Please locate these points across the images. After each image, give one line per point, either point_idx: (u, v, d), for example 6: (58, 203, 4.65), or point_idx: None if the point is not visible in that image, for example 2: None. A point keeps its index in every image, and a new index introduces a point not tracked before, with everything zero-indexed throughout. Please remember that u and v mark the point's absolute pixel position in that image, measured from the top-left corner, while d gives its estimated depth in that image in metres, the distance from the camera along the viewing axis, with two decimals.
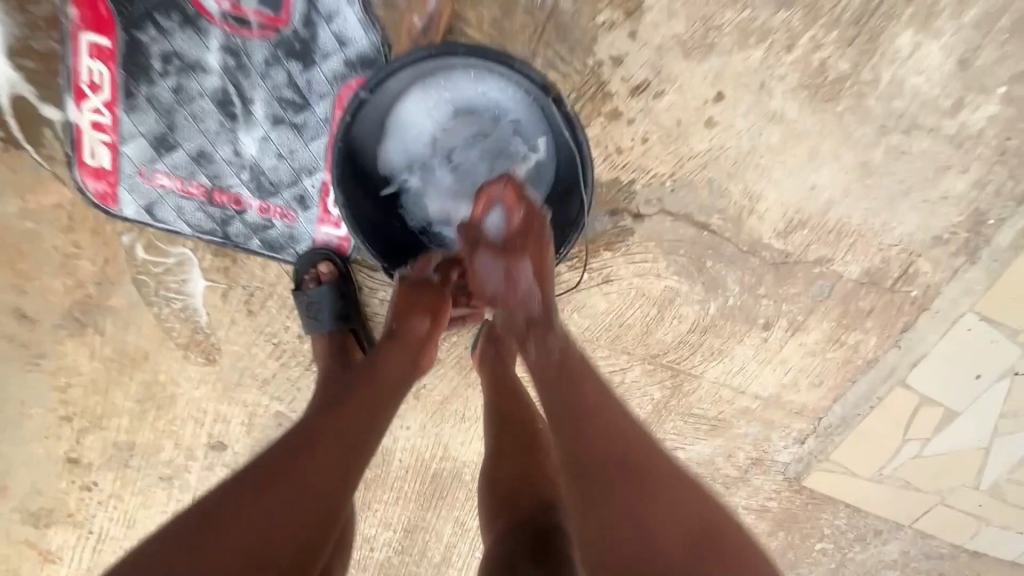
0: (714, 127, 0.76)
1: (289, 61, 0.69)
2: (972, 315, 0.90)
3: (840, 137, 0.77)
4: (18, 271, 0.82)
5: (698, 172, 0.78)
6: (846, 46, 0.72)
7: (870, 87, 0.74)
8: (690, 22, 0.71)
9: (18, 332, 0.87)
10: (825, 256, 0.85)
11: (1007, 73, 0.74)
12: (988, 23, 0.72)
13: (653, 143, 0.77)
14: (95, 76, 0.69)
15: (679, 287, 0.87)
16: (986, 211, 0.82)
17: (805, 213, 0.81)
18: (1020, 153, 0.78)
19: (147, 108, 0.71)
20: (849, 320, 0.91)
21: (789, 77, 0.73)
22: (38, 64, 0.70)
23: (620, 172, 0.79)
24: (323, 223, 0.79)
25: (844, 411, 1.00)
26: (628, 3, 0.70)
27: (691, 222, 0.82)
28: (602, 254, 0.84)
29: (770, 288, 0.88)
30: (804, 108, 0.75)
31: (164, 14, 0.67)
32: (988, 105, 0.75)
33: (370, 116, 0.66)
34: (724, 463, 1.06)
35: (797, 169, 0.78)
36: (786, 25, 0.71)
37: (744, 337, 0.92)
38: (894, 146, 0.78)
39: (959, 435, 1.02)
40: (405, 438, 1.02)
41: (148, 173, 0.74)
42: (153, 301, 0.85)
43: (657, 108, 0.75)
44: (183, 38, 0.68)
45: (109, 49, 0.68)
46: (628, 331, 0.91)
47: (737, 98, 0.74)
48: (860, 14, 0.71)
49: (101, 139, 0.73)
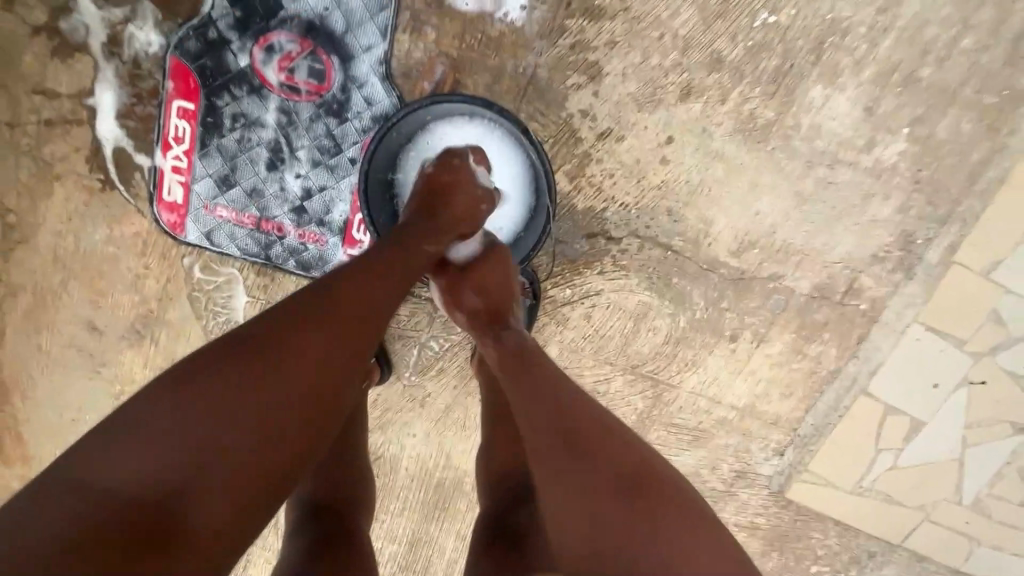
0: (668, 164, 0.93)
1: (328, 117, 0.90)
2: (917, 325, 1.01)
3: (774, 170, 0.93)
4: (95, 287, 0.98)
5: (659, 202, 0.94)
6: (768, 99, 0.90)
7: (793, 130, 0.91)
8: (640, 83, 0.90)
9: (85, 341, 1.01)
10: (776, 273, 0.98)
11: (907, 117, 0.90)
12: (882, 80, 0.89)
13: (618, 178, 0.93)
14: (180, 132, 0.90)
15: (651, 301, 1.00)
16: (913, 232, 0.96)
17: (753, 235, 0.96)
18: (933, 183, 0.93)
19: (216, 156, 0.91)
20: (808, 333, 1.02)
21: (724, 124, 0.91)
22: (138, 123, 0.91)
23: (594, 202, 0.94)
24: (347, 246, 0.94)
25: (816, 420, 1.08)
26: (591, 70, 0.90)
27: (656, 243, 0.97)
28: (582, 272, 0.98)
29: (732, 301, 1.00)
30: (740, 147, 0.92)
31: (236, 86, 0.89)
32: (896, 144, 0.92)
33: (388, 149, 0.85)
34: (709, 475, 1.13)
35: (741, 198, 0.94)
36: (718, 84, 0.90)
37: (714, 348, 1.04)
38: (821, 177, 0.93)
39: (929, 445, 1.09)
40: (412, 445, 1.12)
41: (210, 207, 0.93)
42: (202, 314, 0.99)
43: (619, 149, 0.92)
44: (248, 103, 0.89)
45: (193, 111, 0.89)
46: (609, 341, 1.03)
47: (684, 141, 0.92)
48: (776, 74, 0.89)
49: (177, 180, 0.92)
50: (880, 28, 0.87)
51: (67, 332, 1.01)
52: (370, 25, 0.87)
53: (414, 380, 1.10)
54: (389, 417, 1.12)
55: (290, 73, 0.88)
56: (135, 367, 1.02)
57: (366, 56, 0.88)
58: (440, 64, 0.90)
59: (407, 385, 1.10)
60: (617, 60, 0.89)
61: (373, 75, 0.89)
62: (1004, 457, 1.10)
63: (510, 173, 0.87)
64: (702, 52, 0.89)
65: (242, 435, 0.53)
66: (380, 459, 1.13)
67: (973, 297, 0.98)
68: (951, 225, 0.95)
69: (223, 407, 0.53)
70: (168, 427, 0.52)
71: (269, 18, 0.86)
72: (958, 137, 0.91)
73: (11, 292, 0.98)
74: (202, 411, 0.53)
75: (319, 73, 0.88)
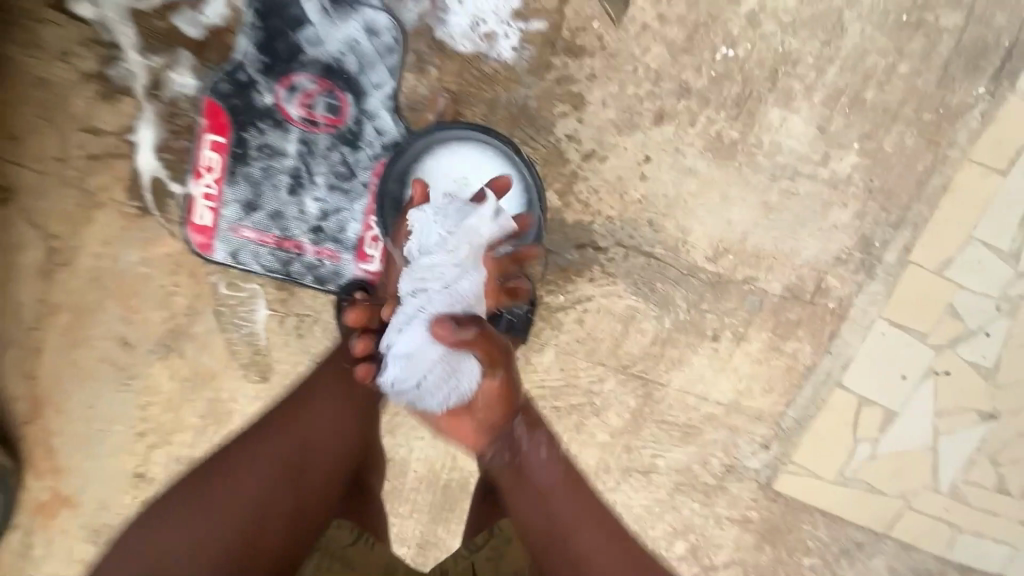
0: (647, 180, 1.04)
1: (343, 146, 1.01)
2: (882, 321, 1.10)
3: (741, 183, 1.04)
4: (129, 304, 1.07)
5: (640, 215, 1.05)
6: (732, 121, 1.02)
7: (756, 148, 1.03)
8: (619, 110, 1.02)
9: (117, 355, 1.09)
10: (750, 276, 1.08)
11: (857, 133, 1.02)
12: (831, 102, 1.01)
13: (603, 194, 1.04)
14: (211, 162, 1.01)
15: (638, 305, 1.09)
16: (871, 236, 1.06)
17: (727, 242, 1.06)
18: (885, 191, 1.04)
19: (242, 182, 1.01)
20: (783, 331, 1.11)
21: (695, 143, 1.02)
22: (173, 156, 1.02)
23: (582, 216, 1.05)
24: (360, 261, 1.04)
25: (796, 413, 1.16)
26: (575, 100, 1.02)
27: (640, 251, 1.07)
28: (574, 280, 1.08)
29: (712, 303, 1.10)
30: (710, 163, 1.03)
31: (262, 121, 1.00)
32: (848, 157, 1.03)
33: (399, 168, 0.96)
34: (701, 470, 1.19)
35: (713, 209, 1.05)
36: (687, 109, 1.01)
37: (698, 348, 1.12)
38: (784, 188, 1.04)
39: (904, 435, 1.17)
40: (420, 447, 1.19)
41: (235, 228, 1.02)
42: (226, 327, 1.08)
43: (603, 168, 1.03)
44: (273, 135, 1.00)
45: (223, 144, 1.00)
46: (601, 343, 1.12)
47: (660, 159, 1.03)
48: (738, 99, 1.01)
49: (207, 205, 1.02)
50: (826, 57, 1.00)
51: (101, 347, 1.09)
52: (380, 65, 0.99)
53: None
54: (398, 421, 1.19)
55: (310, 109, 1.00)
56: (162, 379, 1.10)
57: (377, 92, 1.00)
58: (442, 98, 1.02)
59: None
60: (598, 90, 1.01)
61: (383, 108, 1.00)
62: (975, 443, 1.17)
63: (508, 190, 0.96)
64: (672, 82, 1.01)
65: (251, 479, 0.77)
66: (389, 462, 1.20)
67: (930, 293, 1.08)
68: (904, 228, 1.06)
69: (237, 466, 0.78)
70: (200, 487, 0.75)
71: (291, 62, 0.98)
72: (903, 150, 1.03)
73: (51, 311, 1.07)
74: (223, 471, 0.77)
75: (335, 107, 1.00)
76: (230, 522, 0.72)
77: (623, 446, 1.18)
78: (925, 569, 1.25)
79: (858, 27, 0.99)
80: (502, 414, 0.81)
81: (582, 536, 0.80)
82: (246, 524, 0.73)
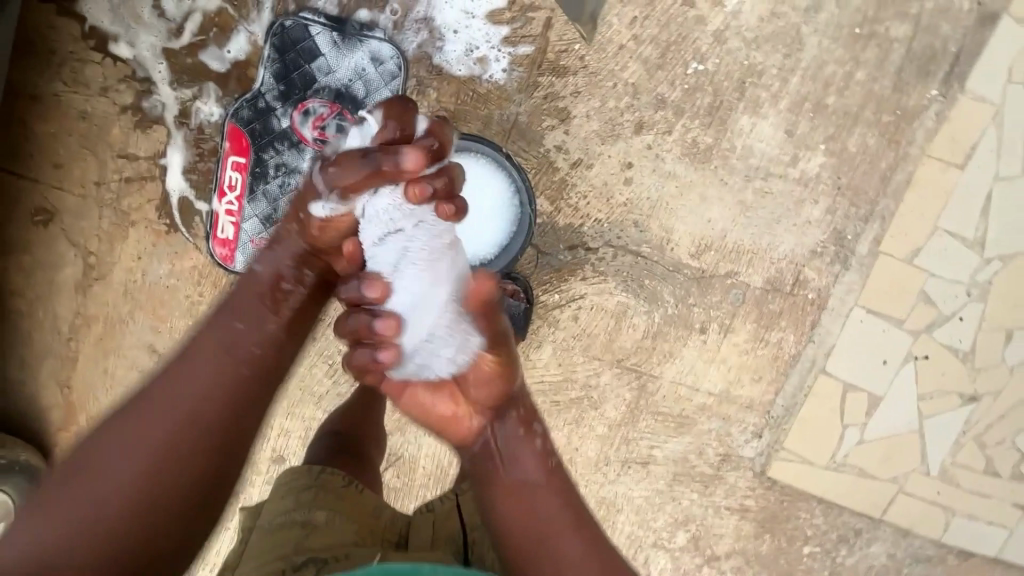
0: (631, 184, 1.13)
1: None
2: (859, 309, 1.17)
3: (717, 185, 1.13)
4: (157, 314, 1.16)
5: (626, 216, 1.14)
6: (706, 128, 1.11)
7: (730, 152, 1.12)
8: (602, 122, 1.12)
9: (145, 363, 1.18)
10: (732, 270, 1.16)
11: (822, 136, 1.11)
12: (796, 108, 1.10)
13: (590, 198, 1.13)
14: (233, 181, 1.11)
15: (628, 301, 1.17)
16: (843, 229, 1.14)
17: (708, 239, 1.14)
18: (852, 187, 1.12)
19: (261, 199, 1.11)
20: (767, 322, 1.18)
21: (673, 149, 1.12)
22: (199, 176, 1.13)
23: (572, 219, 1.14)
24: None
25: (784, 401, 1.22)
26: (561, 114, 1.12)
27: (627, 251, 1.15)
28: (567, 279, 1.16)
29: (698, 297, 1.17)
30: (688, 167, 1.12)
31: (279, 142, 1.11)
32: (816, 157, 1.12)
33: None
34: (697, 460, 1.24)
35: (694, 209, 1.13)
36: (664, 119, 1.11)
37: (687, 341, 1.19)
38: (758, 188, 1.13)
39: (890, 419, 1.22)
40: (428, 444, 1.26)
41: (256, 241, 1.12)
42: None
43: (589, 175, 1.13)
44: (289, 155, 1.11)
45: (244, 164, 1.11)
46: (595, 339, 1.19)
47: (642, 165, 1.12)
48: (709, 109, 1.11)
49: (229, 220, 1.11)
50: (788, 69, 1.10)
51: (130, 355, 1.17)
52: (385, 89, 1.10)
53: None
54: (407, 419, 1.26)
55: (322, 130, 1.11)
56: None
57: None
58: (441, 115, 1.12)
59: None
60: (582, 104, 1.11)
61: None
62: (960, 425, 1.22)
63: (499, 197, 1.05)
64: (649, 95, 1.11)
65: (111, 476, 0.67)
66: (399, 459, 1.26)
67: (903, 281, 1.15)
68: (874, 221, 1.13)
69: (103, 452, 0.68)
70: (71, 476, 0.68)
71: (306, 89, 1.10)
72: (866, 149, 1.11)
73: (86, 323, 1.17)
74: (92, 461, 0.68)
75: (345, 128, 1.10)
76: (89, 520, 0.65)
77: (621, 439, 1.24)
78: (922, 554, 1.28)
79: (815, 40, 1.09)
80: (497, 396, 0.70)
81: (569, 552, 0.72)
82: (102, 519, 0.65)
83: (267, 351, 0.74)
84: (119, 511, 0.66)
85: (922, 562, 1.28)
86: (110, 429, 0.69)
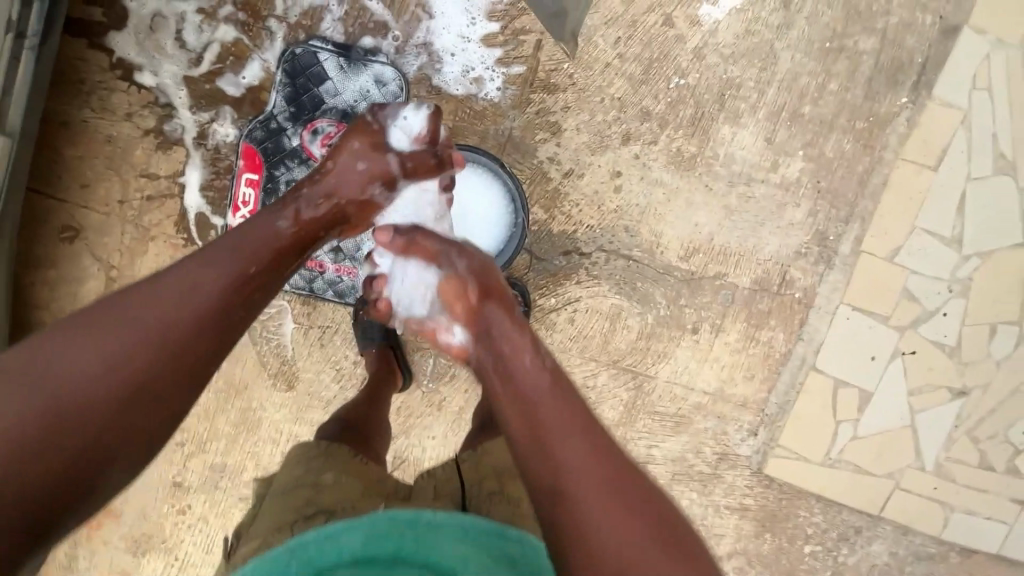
0: (620, 192, 1.19)
1: None
2: (845, 307, 1.21)
3: (703, 191, 1.19)
4: None
5: (617, 222, 1.20)
6: (690, 137, 1.18)
7: (713, 160, 1.18)
8: (591, 134, 1.19)
9: None
10: (721, 272, 1.21)
11: (800, 143, 1.17)
12: (773, 118, 1.17)
13: (582, 205, 1.20)
14: (247, 197, 1.18)
15: (622, 304, 1.22)
16: (825, 230, 1.19)
17: (696, 242, 1.20)
18: (832, 190, 1.18)
19: None
20: (756, 321, 1.23)
21: (659, 159, 1.18)
22: (215, 193, 1.20)
23: (566, 226, 1.20)
24: None
25: (778, 399, 1.25)
26: (553, 128, 1.19)
27: (619, 255, 1.20)
28: (563, 283, 1.22)
29: (689, 298, 1.22)
30: (674, 175, 1.19)
31: (290, 160, 1.18)
32: (795, 163, 1.18)
33: None
34: (695, 458, 1.27)
35: (681, 215, 1.19)
36: (650, 130, 1.18)
37: (680, 341, 1.24)
38: (741, 194, 1.19)
39: (883, 414, 1.25)
40: (432, 447, 1.30)
41: None
42: (257, 341, 1.22)
43: (581, 183, 1.19)
44: (299, 171, 1.19)
45: (257, 180, 1.18)
46: (591, 340, 1.24)
47: (630, 174, 1.19)
48: (692, 120, 1.18)
49: None
50: (764, 81, 1.17)
51: None
52: None
53: (432, 386, 1.29)
54: (411, 423, 1.30)
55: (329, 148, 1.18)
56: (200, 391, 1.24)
57: None
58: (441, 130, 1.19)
59: (427, 391, 1.29)
60: (572, 119, 1.19)
61: None
62: (951, 419, 1.24)
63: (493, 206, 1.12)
64: (635, 108, 1.18)
65: (96, 385, 0.61)
66: (404, 463, 1.30)
67: (886, 279, 1.20)
68: (854, 222, 1.19)
69: (75, 360, 0.61)
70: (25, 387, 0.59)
71: (314, 110, 1.18)
72: (843, 154, 1.18)
73: None
74: (56, 372, 0.60)
75: None
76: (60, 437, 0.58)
77: (620, 439, 1.27)
78: (924, 551, 1.29)
79: (788, 55, 1.17)
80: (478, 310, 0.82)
81: (568, 445, 0.65)
82: (82, 437, 0.59)
83: (261, 298, 0.76)
84: (98, 434, 0.61)
85: (924, 560, 1.29)
86: (73, 341, 0.62)
